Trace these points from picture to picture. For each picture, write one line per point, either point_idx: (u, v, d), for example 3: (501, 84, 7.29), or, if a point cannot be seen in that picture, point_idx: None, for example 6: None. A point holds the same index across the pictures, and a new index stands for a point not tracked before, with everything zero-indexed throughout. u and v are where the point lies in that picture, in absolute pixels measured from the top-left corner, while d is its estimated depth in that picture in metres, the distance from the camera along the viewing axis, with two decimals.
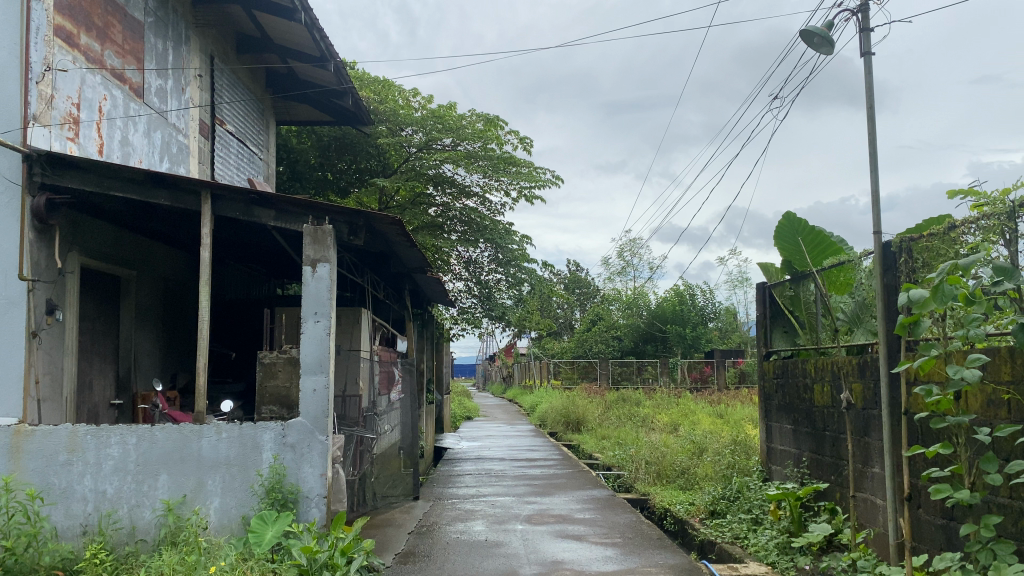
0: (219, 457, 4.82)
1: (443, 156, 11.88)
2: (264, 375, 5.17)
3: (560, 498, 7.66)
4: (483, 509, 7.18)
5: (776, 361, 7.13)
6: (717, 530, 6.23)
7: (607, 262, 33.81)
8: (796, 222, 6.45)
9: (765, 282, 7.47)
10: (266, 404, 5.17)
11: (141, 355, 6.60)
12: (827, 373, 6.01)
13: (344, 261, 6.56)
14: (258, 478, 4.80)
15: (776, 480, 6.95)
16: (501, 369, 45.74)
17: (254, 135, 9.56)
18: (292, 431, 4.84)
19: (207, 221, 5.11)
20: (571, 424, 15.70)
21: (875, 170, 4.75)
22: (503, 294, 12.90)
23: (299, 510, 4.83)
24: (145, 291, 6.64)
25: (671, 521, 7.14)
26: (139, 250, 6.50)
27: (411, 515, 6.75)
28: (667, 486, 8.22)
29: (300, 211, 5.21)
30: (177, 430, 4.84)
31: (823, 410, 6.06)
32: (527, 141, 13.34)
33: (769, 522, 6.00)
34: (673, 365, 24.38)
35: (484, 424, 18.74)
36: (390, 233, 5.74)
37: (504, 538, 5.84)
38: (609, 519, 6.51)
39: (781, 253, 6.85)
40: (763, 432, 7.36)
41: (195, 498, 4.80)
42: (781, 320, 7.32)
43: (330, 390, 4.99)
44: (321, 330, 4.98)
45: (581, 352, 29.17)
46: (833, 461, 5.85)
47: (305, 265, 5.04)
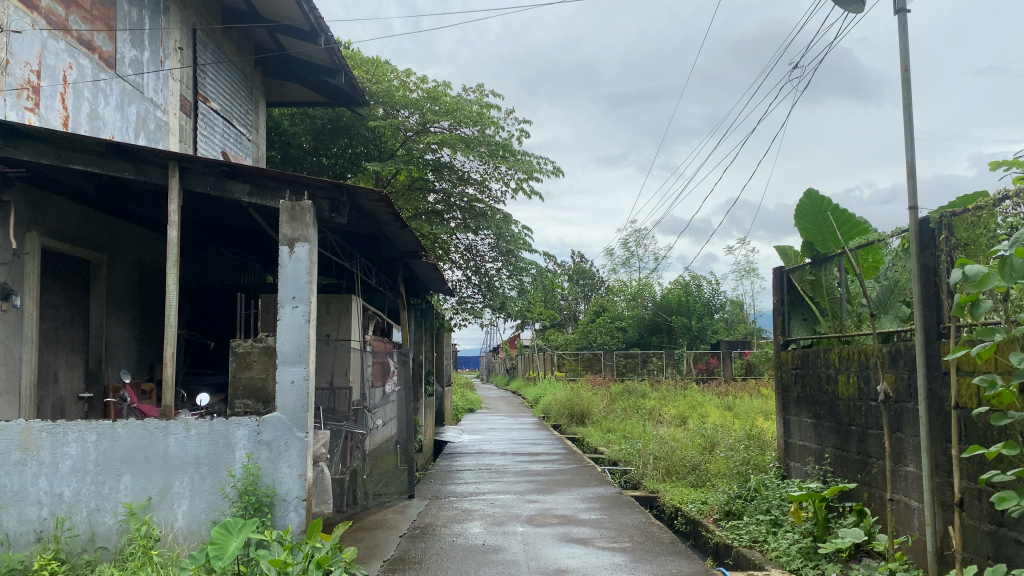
0: (187, 456, 4.37)
1: (437, 139, 11.36)
2: (238, 366, 4.66)
3: (564, 497, 7.19)
4: (481, 508, 6.71)
5: (795, 351, 6.66)
6: (733, 532, 5.76)
7: (612, 253, 33.36)
8: (818, 200, 6.08)
9: (782, 266, 7.00)
10: (240, 398, 4.66)
11: (114, 345, 6.15)
12: (855, 363, 5.54)
13: (330, 242, 6.08)
14: (230, 479, 4.35)
15: (795, 478, 6.49)
16: (505, 362, 45.45)
17: (242, 115, 9.10)
18: (267, 427, 4.38)
19: (175, 196, 4.64)
20: (576, 417, 15.28)
21: (911, 139, 4.27)
22: (505, 284, 12.39)
23: (275, 515, 4.37)
24: (118, 276, 6.19)
25: (683, 521, 6.69)
26: (110, 231, 6.05)
27: (405, 516, 6.30)
28: (677, 483, 7.76)
29: (277, 185, 4.72)
30: (142, 426, 4.38)
31: (849, 403, 5.60)
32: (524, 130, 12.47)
33: (790, 524, 5.53)
34: (679, 357, 23.98)
35: (486, 416, 18.32)
36: (378, 212, 5.26)
37: (503, 542, 5.37)
38: (617, 520, 6.05)
39: (802, 234, 6.43)
40: (780, 426, 6.90)
41: (161, 502, 4.35)
42: (800, 306, 6.83)
43: (310, 382, 4.53)
44: (300, 316, 4.51)
45: (586, 344, 28.75)
46: (860, 458, 5.40)
47: (282, 245, 4.57)
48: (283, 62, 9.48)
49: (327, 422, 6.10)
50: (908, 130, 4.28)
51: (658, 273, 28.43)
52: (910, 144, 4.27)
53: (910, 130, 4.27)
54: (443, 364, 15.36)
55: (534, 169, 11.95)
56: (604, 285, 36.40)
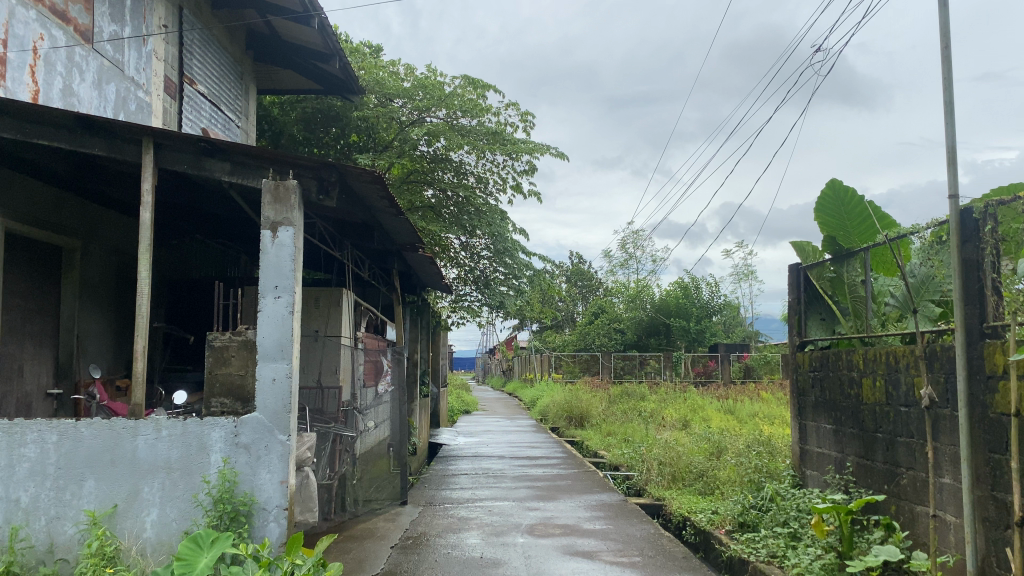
0: (157, 459, 3.97)
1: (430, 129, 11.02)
2: (214, 361, 4.19)
3: (565, 505, 6.79)
4: (479, 516, 6.32)
5: (812, 353, 6.28)
6: (749, 546, 5.36)
7: (609, 254, 33.01)
8: (842, 190, 5.76)
9: (799, 263, 6.60)
10: (216, 397, 4.20)
11: (88, 338, 5.74)
12: (881, 365, 5.16)
13: (321, 231, 5.70)
14: (204, 486, 3.95)
15: (813, 487, 6.12)
16: (501, 363, 45.06)
17: (231, 100, 8.68)
18: (246, 428, 3.98)
19: (149, 174, 4.24)
20: (574, 420, 14.87)
21: (952, 118, 3.88)
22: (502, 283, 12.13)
23: (253, 525, 3.97)
24: (93, 263, 5.79)
25: (692, 531, 6.29)
26: (84, 216, 5.66)
27: (397, 524, 5.91)
28: (684, 491, 7.36)
29: (260, 163, 4.33)
30: (108, 426, 3.98)
31: (874, 408, 5.24)
32: (529, 120, 11.87)
33: (811, 539, 5.15)
34: (677, 359, 23.64)
35: (482, 418, 17.90)
36: (370, 195, 4.86)
37: (502, 555, 4.97)
38: (623, 532, 5.66)
39: (822, 227, 6.09)
40: (796, 432, 6.52)
41: (128, 510, 3.95)
42: (818, 305, 6.46)
43: (294, 380, 4.13)
44: (283, 308, 4.11)
45: (583, 345, 28.34)
46: (887, 468, 5.03)
47: (264, 229, 4.17)
48: (274, 46, 9.08)
49: (315, 423, 5.70)
50: (949, 109, 3.89)
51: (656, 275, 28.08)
52: (951, 125, 3.88)
53: (951, 110, 3.89)
54: (439, 364, 14.96)
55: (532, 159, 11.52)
56: (601, 286, 35.98)
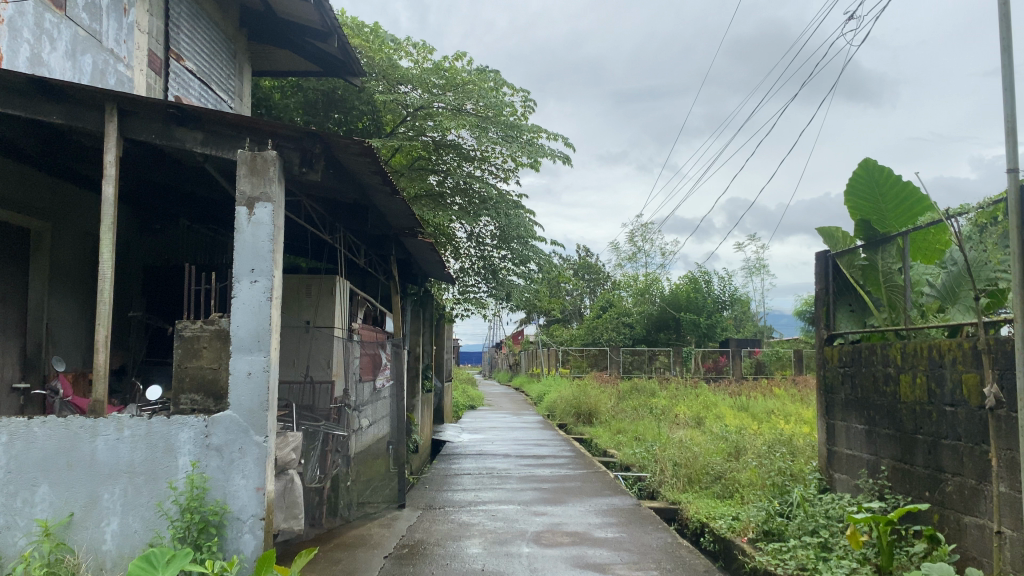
0: (119, 463, 3.54)
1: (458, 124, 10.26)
2: (184, 353, 3.74)
3: (574, 510, 6.34)
4: (482, 522, 5.87)
5: (841, 347, 5.81)
6: (776, 558, 4.88)
7: (617, 248, 32.55)
8: (878, 169, 5.35)
9: (828, 251, 6.13)
10: (186, 393, 3.74)
11: (59, 327, 5.32)
12: (923, 360, 4.69)
13: (310, 211, 5.26)
14: (170, 493, 3.52)
15: (842, 492, 5.64)
16: (508, 358, 44.63)
17: (224, 79, 8.23)
18: (217, 428, 3.55)
19: (113, 144, 3.81)
20: (582, 416, 14.38)
21: (1012, 81, 3.42)
22: (511, 273, 11.73)
23: (225, 537, 3.54)
24: (64, 246, 5.37)
25: (710, 539, 5.83)
26: (55, 196, 5.25)
27: (393, 531, 5.47)
28: (701, 494, 6.87)
29: (236, 132, 3.89)
30: (64, 426, 3.55)
31: (914, 407, 4.77)
32: (531, 103, 11.30)
33: (844, 550, 4.68)
34: (687, 355, 23.20)
35: (488, 414, 17.47)
36: (360, 171, 4.42)
37: (506, 568, 4.52)
38: (638, 541, 5.21)
39: (855, 209, 5.66)
40: (822, 432, 6.06)
41: (85, 519, 3.52)
42: (847, 296, 5.98)
43: (273, 374, 3.69)
44: (260, 294, 3.67)
45: (592, 340, 27.82)
46: (929, 474, 4.56)
47: (239, 205, 3.73)
48: (271, 23, 8.64)
49: (304, 419, 5.26)
50: (1008, 71, 3.42)
51: (666, 268, 27.55)
52: (1010, 89, 3.42)
53: (1010, 72, 3.42)
54: (443, 358, 14.54)
55: (543, 152, 11.01)
56: (610, 280, 35.48)
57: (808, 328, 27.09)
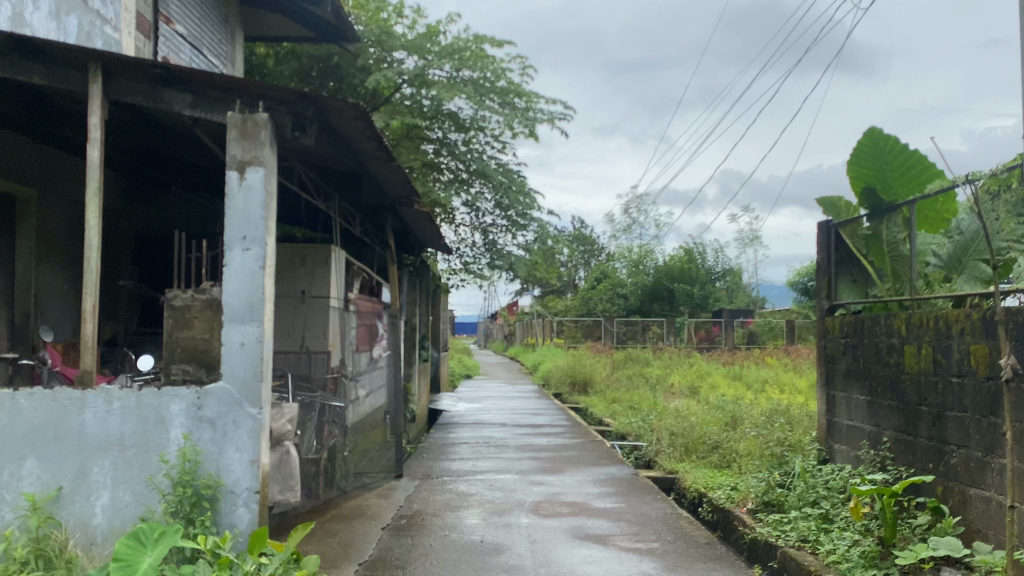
0: (108, 436, 3.44)
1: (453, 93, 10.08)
2: (174, 323, 3.63)
3: (571, 480, 6.28)
4: (479, 492, 5.81)
5: (843, 317, 5.73)
6: (777, 529, 4.83)
7: (611, 219, 32.42)
8: (883, 138, 5.23)
9: (830, 220, 6.02)
10: (177, 364, 3.62)
11: (46, 296, 5.19)
12: (929, 331, 4.61)
13: (303, 177, 5.12)
14: (162, 466, 3.43)
15: (842, 463, 5.60)
16: (502, 328, 44.64)
17: (216, 44, 8.01)
18: (209, 400, 3.46)
19: (98, 106, 3.66)
20: (577, 386, 14.35)
21: None
22: (509, 243, 11.65)
23: (219, 511, 3.46)
24: (50, 213, 5.22)
25: (709, 509, 5.80)
26: (40, 161, 5.09)
27: (390, 501, 5.40)
28: (698, 464, 6.83)
29: (226, 94, 3.74)
30: (51, 398, 3.44)
31: (918, 378, 4.70)
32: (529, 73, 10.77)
33: (846, 522, 4.64)
34: (681, 325, 23.18)
35: (482, 384, 17.46)
36: (355, 135, 4.28)
37: (505, 539, 4.45)
38: (638, 511, 5.16)
39: (859, 178, 5.55)
40: (822, 402, 6.01)
41: (75, 493, 3.43)
42: (850, 265, 5.88)
43: (267, 344, 3.59)
44: (253, 262, 3.55)
45: (586, 311, 27.77)
46: (934, 446, 4.50)
47: (230, 170, 3.60)
48: None
49: (298, 391, 5.16)
50: None
51: (660, 239, 27.45)
52: None
53: None
54: (438, 329, 14.45)
55: (540, 116, 10.83)
56: (604, 251, 35.38)
57: (801, 299, 27.13)
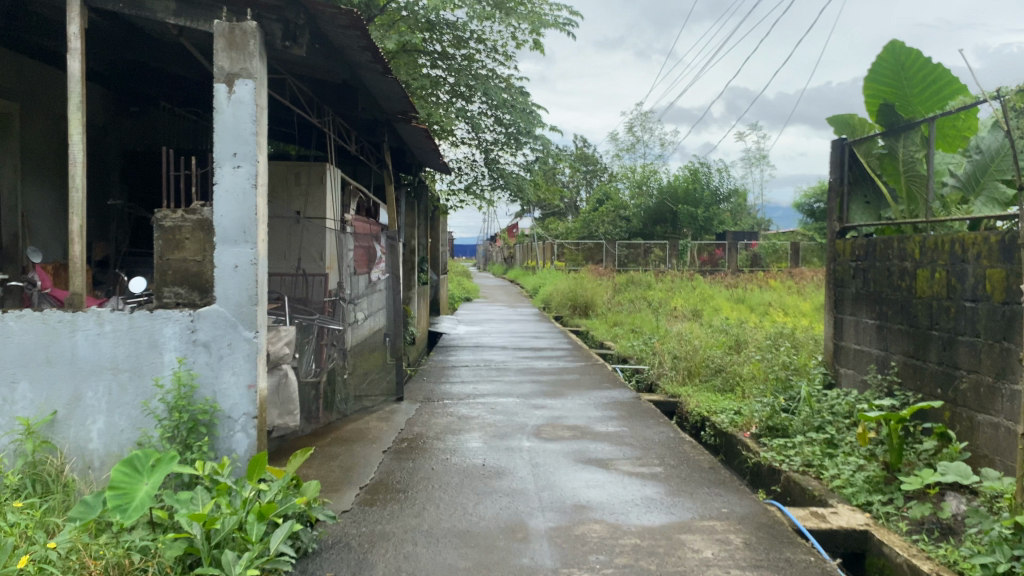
0: (101, 359, 3.35)
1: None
2: (165, 244, 3.49)
3: (573, 403, 6.26)
4: (481, 415, 5.78)
5: (855, 240, 5.58)
6: (781, 454, 4.80)
7: (614, 139, 31.85)
8: (903, 52, 4.98)
9: (844, 138, 5.80)
10: (170, 287, 3.50)
11: (35, 216, 5.05)
12: (944, 254, 4.47)
13: (297, 90, 4.90)
14: (157, 390, 3.35)
15: (847, 387, 5.55)
16: (503, 250, 44.51)
17: None
18: (204, 324, 3.35)
19: (77, 14, 3.43)
20: (579, 308, 14.30)
21: None
22: (510, 162, 11.41)
23: (217, 436, 3.39)
24: (34, 129, 5.03)
25: (711, 432, 5.78)
26: (22, 74, 4.87)
27: (391, 424, 5.37)
28: (701, 387, 6.80)
29: (211, 1, 3.51)
30: (41, 321, 3.34)
31: (930, 302, 4.60)
32: None
33: (850, 447, 4.61)
34: (683, 248, 23.00)
35: (484, 307, 17.43)
36: (349, 46, 4.05)
37: (507, 463, 4.41)
38: (640, 435, 5.13)
39: (876, 94, 5.33)
40: (829, 326, 5.92)
41: (70, 417, 3.37)
42: (863, 186, 5.69)
43: (262, 266, 3.46)
44: (245, 180, 3.40)
45: (588, 234, 27.58)
46: (943, 371, 4.43)
47: (217, 82, 3.40)
48: None
49: (297, 314, 5.07)
50: None
51: (664, 160, 27.05)
52: None
53: None
54: (439, 251, 14.31)
55: (544, 24, 10.42)
56: (607, 173, 34.91)
57: (805, 222, 26.93)
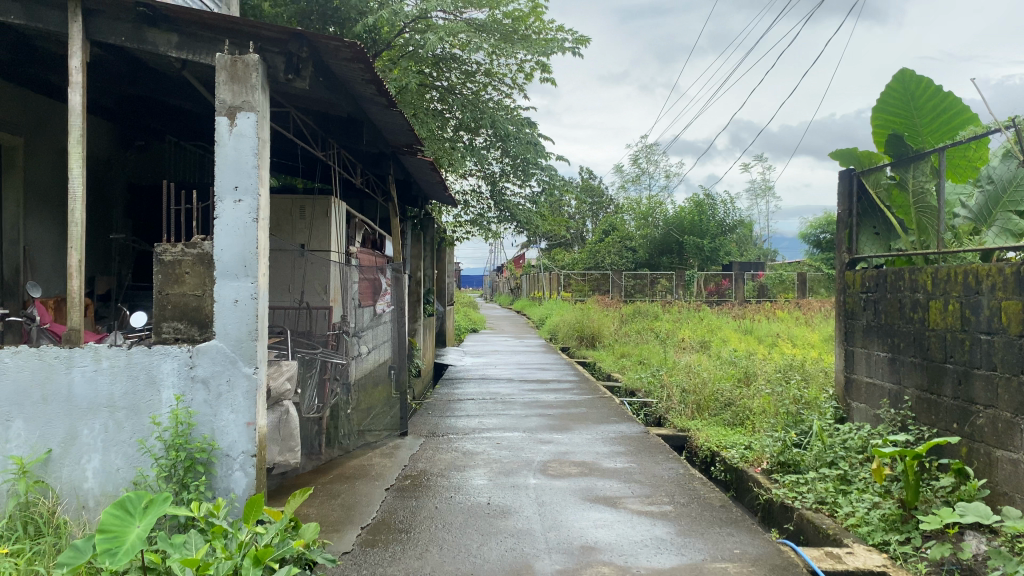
0: (97, 397, 3.28)
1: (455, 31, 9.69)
2: (164, 279, 3.43)
3: (580, 437, 6.15)
4: (486, 451, 5.68)
5: (864, 272, 5.50)
6: (793, 491, 4.68)
7: (620, 170, 31.95)
8: (912, 82, 4.94)
9: (852, 169, 5.75)
10: (169, 322, 3.44)
11: (36, 250, 5.01)
12: (957, 286, 4.39)
13: (300, 122, 4.88)
14: (154, 428, 3.27)
15: (860, 422, 5.44)
16: (509, 281, 44.50)
17: None
18: (202, 359, 3.29)
19: (79, 47, 3.41)
20: (585, 339, 14.21)
21: None
22: (516, 194, 11.41)
23: (214, 476, 3.31)
24: (38, 163, 5.02)
25: (722, 468, 5.66)
26: (27, 108, 4.86)
27: (395, 460, 5.27)
28: (710, 421, 6.68)
29: (214, 34, 3.49)
30: (37, 357, 3.28)
31: (943, 334, 4.51)
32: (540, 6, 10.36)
33: (865, 483, 4.49)
34: (690, 278, 22.93)
35: (490, 338, 17.35)
36: (353, 79, 4.02)
37: (512, 502, 4.31)
38: (649, 472, 5.01)
39: (885, 124, 5.33)
40: (840, 359, 5.83)
41: (64, 456, 3.29)
42: (872, 216, 5.62)
43: (262, 301, 3.41)
44: (245, 214, 3.35)
45: (594, 264, 27.52)
46: (959, 405, 4.32)
47: (219, 115, 3.37)
48: None
49: (299, 348, 5.00)
50: None
51: (670, 191, 27.08)
52: None
53: None
54: (444, 282, 14.26)
55: (553, 49, 10.46)
56: (613, 204, 34.97)
57: (811, 252, 26.87)
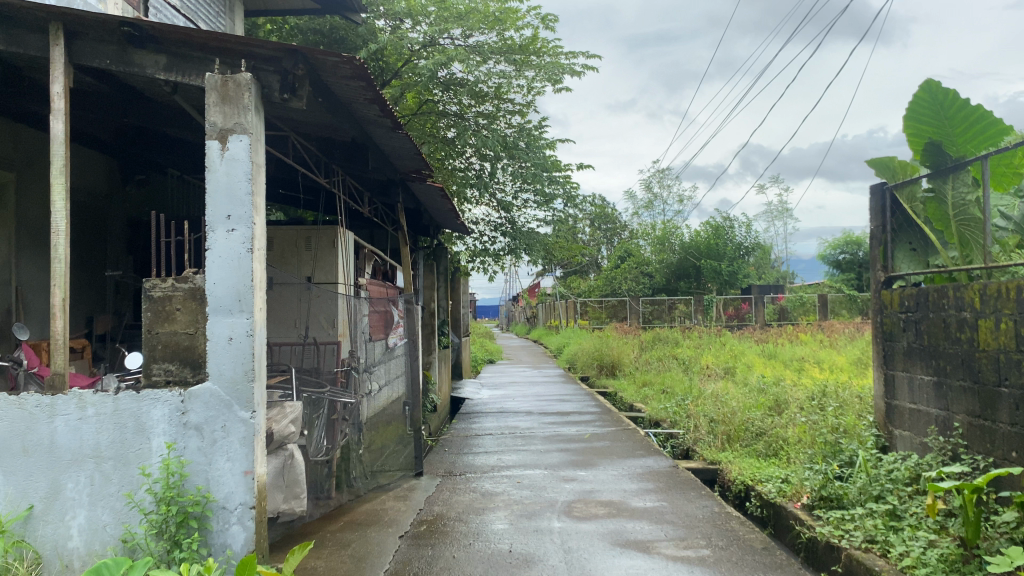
0: (82, 447, 3.01)
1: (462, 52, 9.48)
2: (153, 317, 3.17)
3: (606, 474, 5.82)
4: (506, 490, 5.35)
5: (903, 290, 5.17)
6: (839, 528, 4.33)
7: (633, 196, 31.72)
8: (941, 91, 4.73)
9: (884, 182, 5.44)
10: (158, 363, 3.17)
11: (29, 290, 4.79)
12: (1009, 303, 4.06)
13: (301, 146, 4.66)
14: (143, 480, 3.00)
15: (904, 451, 5.09)
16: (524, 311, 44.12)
17: (211, 17, 7.27)
18: (195, 403, 3.03)
19: (61, 72, 3.20)
20: (605, 368, 13.84)
21: None
22: (530, 220, 11.16)
23: (209, 530, 3.03)
24: (30, 199, 4.80)
25: (757, 504, 5.30)
26: (18, 143, 4.66)
27: (409, 504, 4.96)
28: (742, 452, 6.32)
29: (205, 54, 3.28)
30: (16, 406, 3.01)
31: (996, 355, 4.16)
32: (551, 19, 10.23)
33: (917, 519, 4.13)
34: (708, 303, 22.49)
35: (508, 368, 16.97)
36: (354, 99, 3.79)
37: (536, 548, 3.99)
38: (682, 511, 4.67)
39: (918, 134, 5.03)
40: (880, 384, 5.48)
41: (47, 513, 3.02)
42: (908, 232, 5.29)
43: (258, 338, 3.14)
44: (239, 244, 3.10)
45: (610, 291, 27.13)
46: (1018, 433, 3.97)
47: (210, 138, 3.14)
48: None
49: (304, 385, 4.73)
50: None
51: (685, 215, 26.73)
52: None
53: None
54: (460, 313, 13.97)
55: (563, 71, 10.30)
56: (627, 229, 34.65)
57: (832, 273, 26.38)
